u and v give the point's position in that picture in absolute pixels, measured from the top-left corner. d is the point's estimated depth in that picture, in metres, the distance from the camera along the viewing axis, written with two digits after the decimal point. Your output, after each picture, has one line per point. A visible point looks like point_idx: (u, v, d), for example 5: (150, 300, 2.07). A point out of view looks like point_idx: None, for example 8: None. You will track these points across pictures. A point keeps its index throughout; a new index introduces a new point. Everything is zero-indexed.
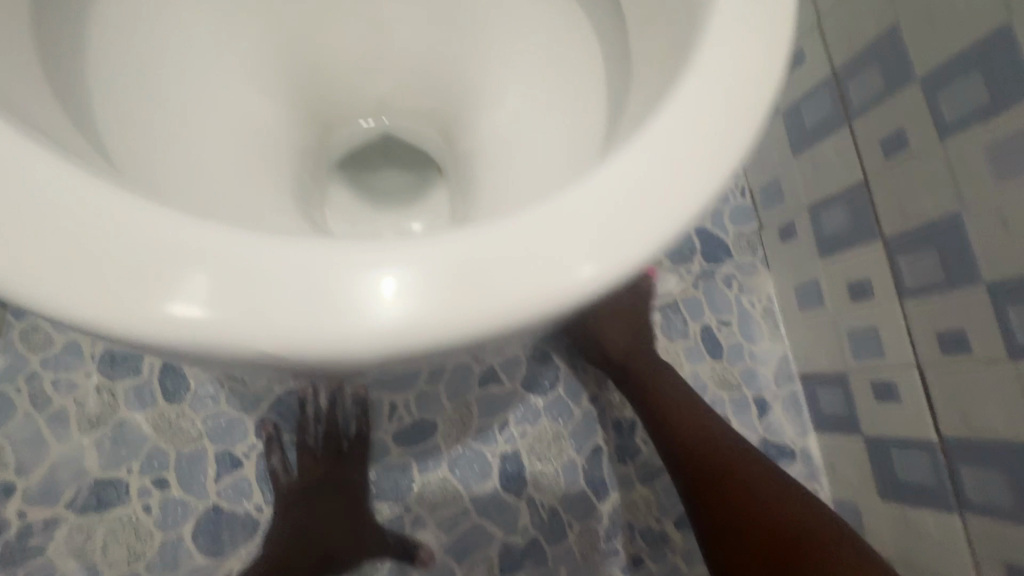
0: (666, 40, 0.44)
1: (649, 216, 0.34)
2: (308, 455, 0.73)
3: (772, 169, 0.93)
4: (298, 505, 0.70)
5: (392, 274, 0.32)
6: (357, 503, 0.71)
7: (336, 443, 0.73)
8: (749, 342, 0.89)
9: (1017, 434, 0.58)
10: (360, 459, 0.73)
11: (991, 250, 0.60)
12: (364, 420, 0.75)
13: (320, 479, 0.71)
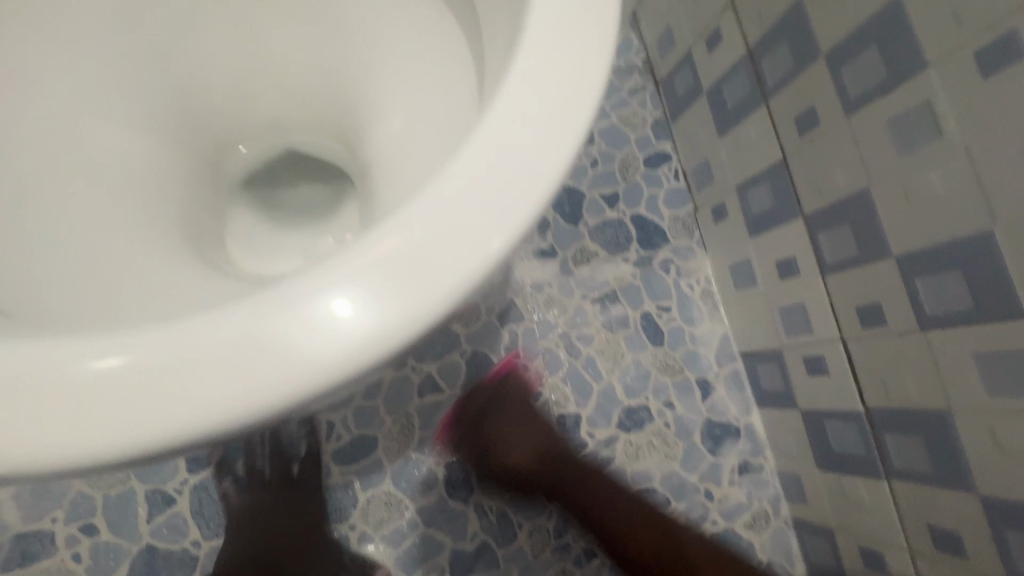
0: (505, 31, 0.41)
1: (548, 155, 0.35)
2: (259, 477, 0.73)
3: (701, 149, 0.92)
4: (253, 527, 0.71)
5: (329, 297, 0.32)
6: (314, 521, 0.72)
7: (289, 464, 0.74)
8: (689, 325, 0.90)
9: (931, 402, 0.60)
10: (316, 477, 0.73)
11: (899, 224, 0.60)
12: (317, 439, 0.75)
13: (274, 500, 0.72)
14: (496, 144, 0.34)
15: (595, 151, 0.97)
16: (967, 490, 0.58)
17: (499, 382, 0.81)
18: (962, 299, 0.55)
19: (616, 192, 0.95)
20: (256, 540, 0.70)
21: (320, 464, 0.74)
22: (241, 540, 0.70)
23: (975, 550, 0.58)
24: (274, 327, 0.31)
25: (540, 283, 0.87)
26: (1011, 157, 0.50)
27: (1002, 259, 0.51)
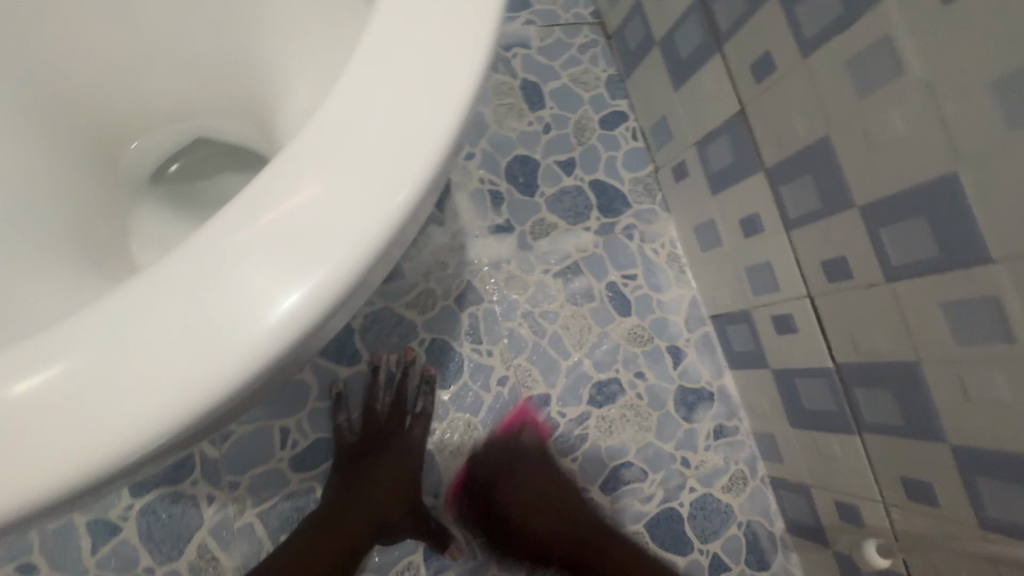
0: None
1: (457, 56, 0.30)
2: (373, 421, 0.73)
3: (658, 106, 0.87)
4: (353, 472, 0.71)
5: (226, 261, 0.25)
6: (412, 472, 0.72)
7: (400, 416, 0.74)
8: (656, 292, 0.87)
9: (901, 355, 0.58)
10: (421, 431, 0.74)
11: (862, 173, 0.57)
12: (430, 395, 0.75)
13: (378, 447, 0.72)
14: (387, 58, 0.29)
15: (547, 115, 0.91)
16: (938, 441, 0.57)
17: (463, 368, 0.78)
18: (927, 246, 0.52)
19: (573, 157, 0.90)
20: (350, 489, 0.70)
21: (426, 419, 0.75)
22: (338, 486, 0.70)
23: (946, 498, 0.58)
24: (188, 303, 0.25)
25: (498, 261, 0.83)
26: (974, 91, 0.46)
27: (966, 202, 0.48)
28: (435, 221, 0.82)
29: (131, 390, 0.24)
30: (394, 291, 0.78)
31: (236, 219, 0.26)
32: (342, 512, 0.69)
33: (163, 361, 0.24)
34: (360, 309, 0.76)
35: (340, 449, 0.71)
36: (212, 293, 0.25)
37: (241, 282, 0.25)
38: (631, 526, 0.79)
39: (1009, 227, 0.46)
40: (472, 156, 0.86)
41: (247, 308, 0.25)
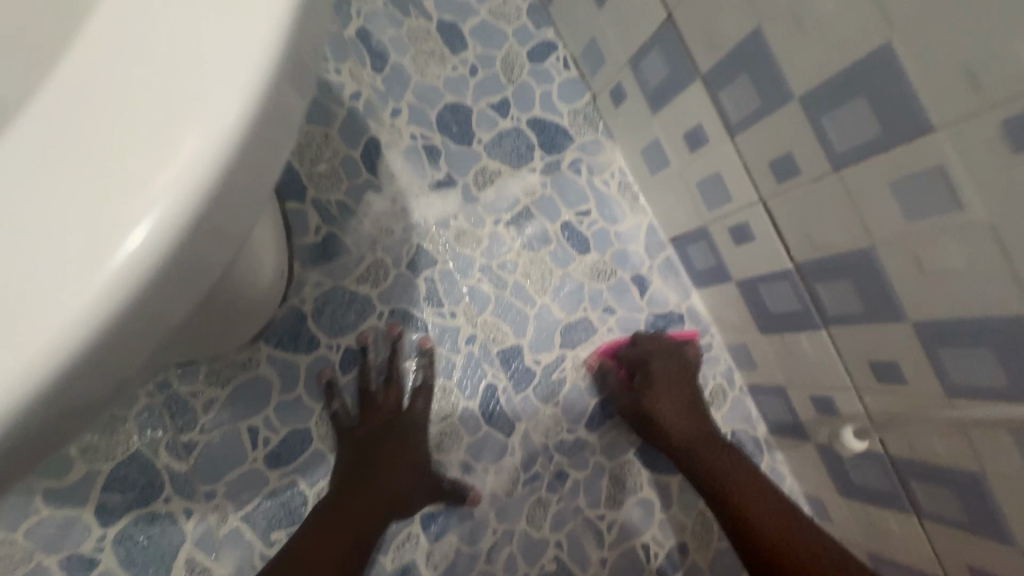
0: None
1: None
2: (372, 401, 0.70)
3: (585, 28, 0.83)
4: (361, 454, 0.67)
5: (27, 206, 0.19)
6: (422, 446, 0.70)
7: (399, 393, 0.72)
8: (612, 224, 0.85)
9: (854, 242, 0.58)
10: (424, 404, 0.72)
11: (796, 61, 0.55)
12: (429, 368, 0.73)
13: (383, 427, 0.69)
14: None
15: (471, 56, 0.85)
16: (900, 320, 0.57)
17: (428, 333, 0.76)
18: (869, 125, 0.51)
19: (506, 98, 0.85)
20: (357, 472, 0.66)
21: (427, 391, 0.73)
22: (347, 472, 0.66)
23: (912, 375, 0.59)
24: (34, 223, 0.19)
25: (445, 219, 0.79)
26: None
27: (902, 71, 0.46)
28: (371, 187, 0.77)
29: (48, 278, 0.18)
30: (341, 268, 0.74)
31: (93, 82, 0.20)
32: (355, 497, 0.65)
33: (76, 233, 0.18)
34: (308, 292, 0.72)
35: (343, 434, 0.68)
36: (79, 182, 0.19)
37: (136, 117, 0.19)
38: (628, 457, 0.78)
39: (947, 90, 0.44)
40: (398, 112, 0.80)
41: (161, 134, 0.19)
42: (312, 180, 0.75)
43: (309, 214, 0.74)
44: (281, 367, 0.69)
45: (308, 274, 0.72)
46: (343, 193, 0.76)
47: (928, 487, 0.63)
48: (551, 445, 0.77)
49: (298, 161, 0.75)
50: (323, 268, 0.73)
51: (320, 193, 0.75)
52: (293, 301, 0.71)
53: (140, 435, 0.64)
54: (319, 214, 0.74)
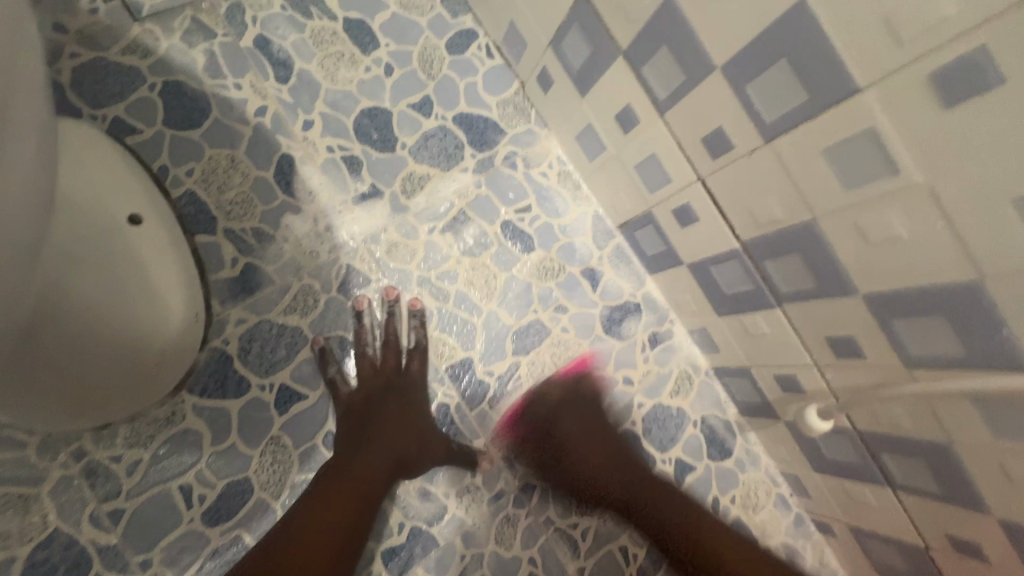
0: None
1: None
2: (368, 366, 0.70)
3: (502, 12, 0.77)
4: (360, 420, 0.69)
5: None
6: (421, 409, 0.71)
7: (395, 355, 0.72)
8: (555, 217, 0.81)
9: (796, 216, 0.54)
10: (420, 364, 0.72)
11: (712, 26, 0.50)
12: (423, 329, 0.72)
13: (381, 391, 0.70)
14: None
15: (384, 55, 0.79)
16: (850, 294, 0.54)
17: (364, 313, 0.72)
18: (796, 91, 0.46)
19: (427, 95, 0.79)
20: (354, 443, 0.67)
21: (422, 352, 0.72)
22: (349, 437, 0.67)
23: (870, 349, 0.56)
24: None
25: (373, 233, 0.74)
26: None
27: (822, 29, 0.42)
28: (290, 209, 0.71)
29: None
30: (265, 300, 0.68)
31: None
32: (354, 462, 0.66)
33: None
34: (231, 331, 0.66)
35: (343, 399, 0.68)
36: None
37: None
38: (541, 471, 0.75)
39: (869, 48, 0.40)
40: (310, 123, 0.74)
41: None
42: (221, 210, 0.69)
43: (222, 246, 0.68)
44: (209, 416, 0.64)
45: (228, 312, 0.67)
46: (257, 219, 0.70)
47: (898, 459, 0.60)
48: (513, 458, 0.73)
49: (203, 190, 0.69)
50: (245, 303, 0.68)
51: (231, 222, 0.69)
52: (216, 342, 0.66)
53: (58, 511, 0.59)
54: (233, 245, 0.68)
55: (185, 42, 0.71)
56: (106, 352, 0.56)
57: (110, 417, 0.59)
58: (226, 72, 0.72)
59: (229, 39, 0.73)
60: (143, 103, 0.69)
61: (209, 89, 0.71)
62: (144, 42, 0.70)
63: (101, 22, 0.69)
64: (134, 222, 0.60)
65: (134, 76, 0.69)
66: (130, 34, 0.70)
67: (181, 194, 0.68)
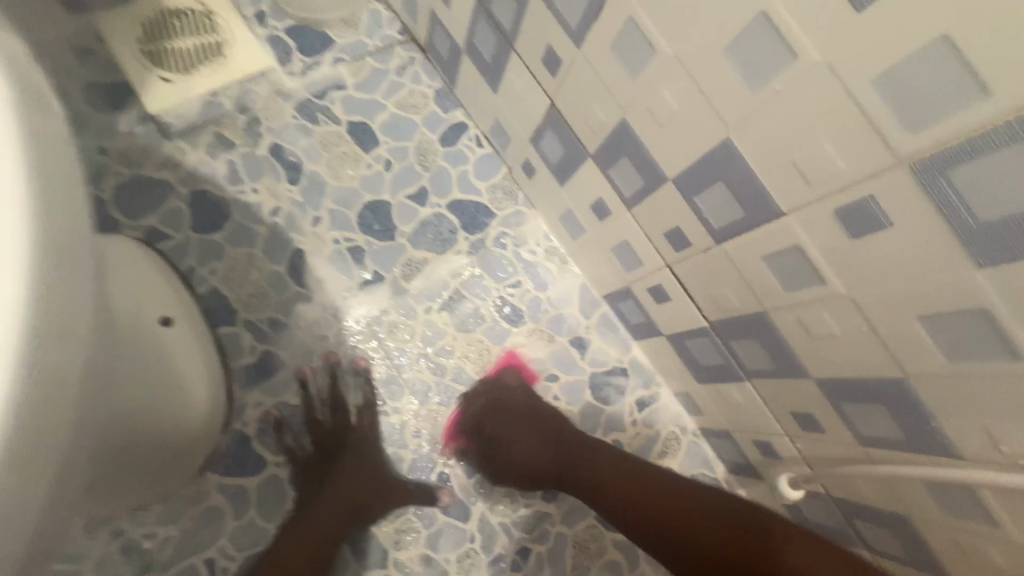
0: None
1: None
2: (320, 429, 0.76)
3: (488, 109, 0.85)
4: (318, 476, 0.73)
5: None
6: (373, 465, 0.75)
7: (344, 415, 0.77)
8: (544, 291, 0.87)
9: (749, 306, 0.59)
10: (370, 420, 0.77)
11: (659, 147, 0.57)
12: (368, 385, 0.79)
13: (334, 449, 0.75)
14: None
15: (384, 152, 0.88)
16: (804, 377, 0.58)
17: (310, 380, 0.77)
18: (733, 207, 0.53)
19: (423, 185, 0.88)
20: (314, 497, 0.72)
21: (371, 408, 0.77)
22: (308, 492, 0.72)
23: (829, 425, 0.60)
24: None
25: (375, 315, 0.81)
26: (711, 57, 0.45)
27: (747, 163, 0.48)
28: (301, 298, 0.79)
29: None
30: (280, 383, 0.76)
31: None
32: (308, 520, 0.70)
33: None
34: (250, 414, 0.74)
35: (301, 458, 0.74)
36: None
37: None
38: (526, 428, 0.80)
39: (784, 184, 0.46)
40: (319, 219, 0.83)
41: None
42: (241, 302, 0.77)
43: (242, 336, 0.76)
44: (231, 493, 0.71)
45: (248, 396, 0.75)
46: (272, 309, 0.78)
47: (870, 526, 0.64)
48: (510, 522, 0.78)
49: (226, 286, 0.77)
50: (262, 386, 0.75)
51: (250, 313, 0.77)
52: (237, 424, 0.73)
53: None
54: (252, 334, 0.77)
55: (209, 154, 0.82)
56: (148, 444, 0.66)
57: (147, 496, 0.68)
58: (245, 178, 0.82)
59: (248, 149, 0.83)
60: (173, 212, 0.78)
61: (230, 195, 0.81)
62: (174, 158, 0.80)
63: (138, 144, 0.80)
64: (165, 323, 0.69)
65: (166, 188, 0.79)
66: (162, 152, 0.80)
67: (207, 290, 0.77)
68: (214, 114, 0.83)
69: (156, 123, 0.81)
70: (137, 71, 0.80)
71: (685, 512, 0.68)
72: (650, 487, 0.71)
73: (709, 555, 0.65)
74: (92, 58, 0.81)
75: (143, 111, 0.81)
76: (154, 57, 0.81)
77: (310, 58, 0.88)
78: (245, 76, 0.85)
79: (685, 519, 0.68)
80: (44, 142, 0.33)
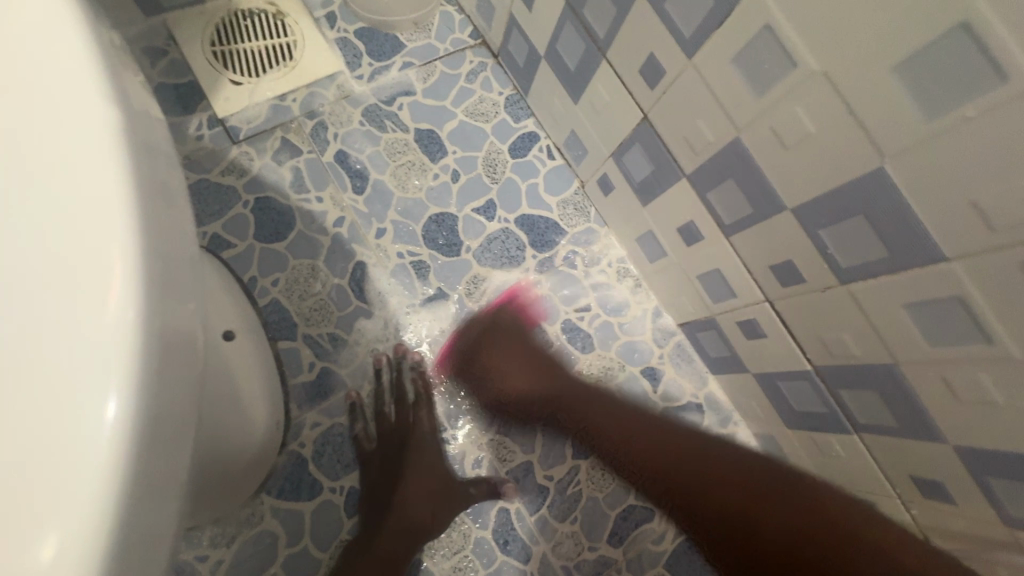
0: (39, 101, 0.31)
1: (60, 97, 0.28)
2: (386, 424, 0.72)
3: (563, 120, 0.80)
4: (379, 484, 0.69)
5: (69, 364, 0.25)
6: (431, 470, 0.71)
7: (407, 412, 0.73)
8: (616, 316, 0.81)
9: (875, 357, 0.52)
10: (426, 417, 0.73)
11: (779, 171, 0.50)
12: (422, 379, 0.75)
13: (397, 445, 0.71)
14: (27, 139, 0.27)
15: (451, 161, 0.83)
16: (938, 442, 0.51)
17: (381, 366, 0.74)
18: (874, 246, 0.46)
19: (490, 199, 0.83)
20: (376, 513, 0.68)
21: (427, 403, 0.73)
22: (376, 491, 0.69)
23: (963, 497, 0.52)
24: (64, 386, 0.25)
25: (437, 334, 0.77)
26: (873, 76, 0.38)
27: (905, 200, 0.41)
28: (362, 314, 0.76)
29: (70, 410, 0.25)
30: (337, 404, 0.72)
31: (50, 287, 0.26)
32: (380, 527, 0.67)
33: (78, 342, 0.26)
34: (307, 435, 0.71)
35: (364, 458, 0.70)
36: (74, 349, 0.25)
37: (49, 260, 0.26)
38: (594, 456, 0.76)
39: (957, 227, 0.39)
40: (382, 231, 0.79)
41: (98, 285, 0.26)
42: (302, 316, 0.74)
43: (301, 351, 0.73)
44: (284, 518, 0.68)
45: (305, 416, 0.71)
46: (333, 324, 0.75)
47: None
48: (572, 567, 0.72)
49: (286, 298, 0.74)
50: (320, 406, 0.72)
51: (310, 327, 0.74)
52: (293, 445, 0.70)
53: None
54: (311, 350, 0.73)
55: (275, 160, 0.79)
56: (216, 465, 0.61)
57: (201, 519, 0.64)
58: (310, 186, 0.79)
59: (313, 155, 0.80)
60: (237, 219, 0.76)
61: (294, 203, 0.78)
62: (241, 163, 0.78)
63: (205, 148, 0.78)
64: (228, 337, 0.65)
65: (231, 195, 0.77)
66: (227, 157, 0.78)
67: (267, 302, 0.74)
68: (282, 119, 0.80)
69: (223, 126, 0.79)
70: (204, 69, 0.79)
71: (682, 449, 0.71)
72: (640, 427, 0.73)
73: (698, 497, 0.69)
74: (163, 58, 0.79)
75: (212, 114, 0.79)
76: (221, 57, 0.80)
77: (379, 62, 0.85)
78: (313, 80, 0.82)
79: (665, 446, 0.72)
80: (143, 155, 0.29)
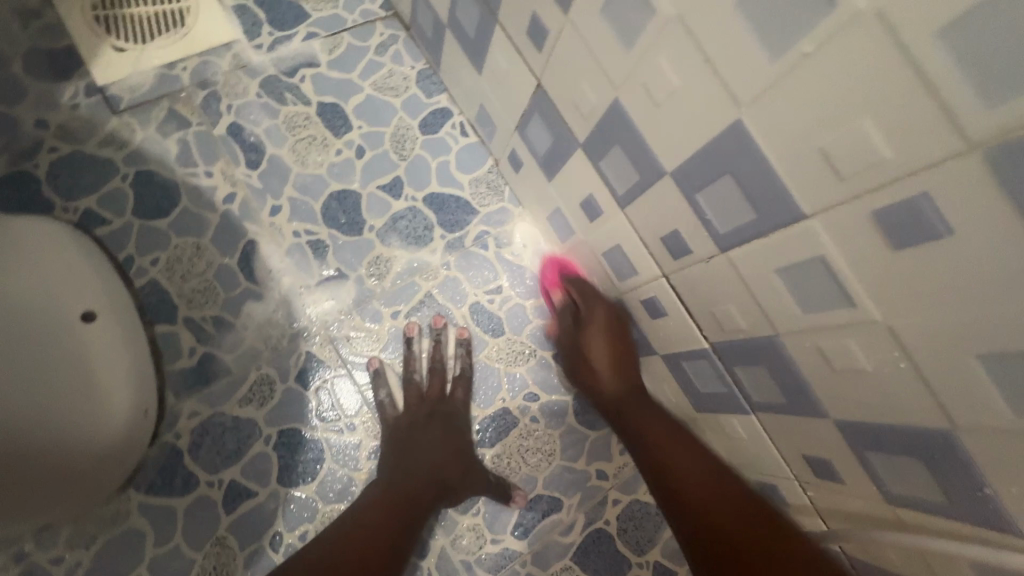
0: None
1: None
2: (417, 391, 0.72)
3: (472, 93, 0.76)
4: (395, 448, 0.68)
5: None
6: (461, 441, 0.70)
7: (440, 382, 0.73)
8: (527, 299, 0.78)
9: (758, 329, 0.49)
10: (463, 393, 0.73)
11: (654, 132, 0.47)
12: (468, 357, 0.74)
13: (429, 414, 0.71)
14: None
15: (356, 137, 0.79)
16: (820, 418, 0.49)
17: (421, 336, 0.74)
18: (743, 208, 0.43)
19: (397, 176, 0.79)
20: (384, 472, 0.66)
21: (467, 380, 0.73)
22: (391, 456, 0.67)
23: (849, 475, 0.50)
24: None
25: (335, 318, 0.73)
26: (721, 17, 0.36)
27: (765, 156, 0.38)
28: (252, 296, 0.71)
29: None
30: (221, 392, 0.67)
31: None
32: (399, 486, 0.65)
33: None
34: (183, 425, 0.66)
35: (389, 424, 0.70)
36: None
37: None
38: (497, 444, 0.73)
39: (811, 182, 0.36)
40: (278, 209, 0.74)
41: None
42: (183, 298, 0.69)
43: (181, 335, 0.68)
44: (154, 517, 0.63)
45: (182, 405, 0.66)
46: (218, 307, 0.70)
47: None
48: (471, 561, 0.69)
49: (167, 279, 0.69)
50: (200, 394, 0.67)
51: (192, 310, 0.69)
52: (168, 436, 0.65)
53: None
54: (192, 334, 0.68)
55: (160, 133, 0.73)
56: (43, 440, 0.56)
57: (47, 519, 0.58)
58: (199, 160, 0.74)
59: (203, 128, 0.75)
60: (115, 194, 0.70)
61: (180, 178, 0.73)
62: (121, 135, 0.72)
63: (80, 117, 0.72)
64: (87, 319, 0.61)
65: (108, 169, 0.71)
66: (106, 128, 0.72)
67: (145, 283, 0.69)
68: (170, 89, 0.75)
69: (103, 96, 0.73)
70: (83, 35, 0.73)
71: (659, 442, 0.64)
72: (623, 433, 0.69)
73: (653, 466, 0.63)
74: (36, 20, 0.73)
75: (90, 82, 0.73)
76: (104, 22, 0.74)
77: (281, 32, 0.80)
78: (206, 48, 0.77)
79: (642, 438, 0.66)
80: None
